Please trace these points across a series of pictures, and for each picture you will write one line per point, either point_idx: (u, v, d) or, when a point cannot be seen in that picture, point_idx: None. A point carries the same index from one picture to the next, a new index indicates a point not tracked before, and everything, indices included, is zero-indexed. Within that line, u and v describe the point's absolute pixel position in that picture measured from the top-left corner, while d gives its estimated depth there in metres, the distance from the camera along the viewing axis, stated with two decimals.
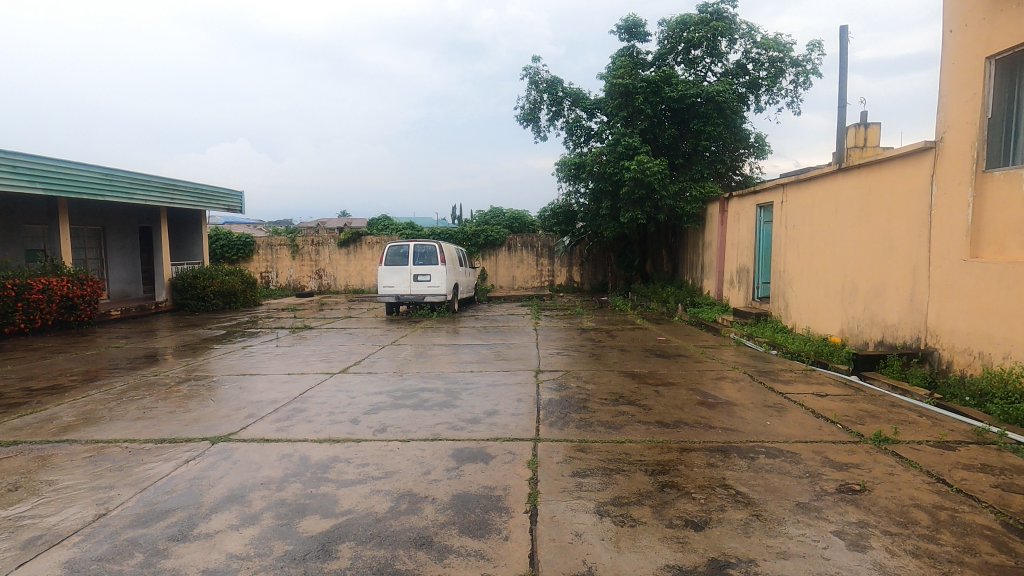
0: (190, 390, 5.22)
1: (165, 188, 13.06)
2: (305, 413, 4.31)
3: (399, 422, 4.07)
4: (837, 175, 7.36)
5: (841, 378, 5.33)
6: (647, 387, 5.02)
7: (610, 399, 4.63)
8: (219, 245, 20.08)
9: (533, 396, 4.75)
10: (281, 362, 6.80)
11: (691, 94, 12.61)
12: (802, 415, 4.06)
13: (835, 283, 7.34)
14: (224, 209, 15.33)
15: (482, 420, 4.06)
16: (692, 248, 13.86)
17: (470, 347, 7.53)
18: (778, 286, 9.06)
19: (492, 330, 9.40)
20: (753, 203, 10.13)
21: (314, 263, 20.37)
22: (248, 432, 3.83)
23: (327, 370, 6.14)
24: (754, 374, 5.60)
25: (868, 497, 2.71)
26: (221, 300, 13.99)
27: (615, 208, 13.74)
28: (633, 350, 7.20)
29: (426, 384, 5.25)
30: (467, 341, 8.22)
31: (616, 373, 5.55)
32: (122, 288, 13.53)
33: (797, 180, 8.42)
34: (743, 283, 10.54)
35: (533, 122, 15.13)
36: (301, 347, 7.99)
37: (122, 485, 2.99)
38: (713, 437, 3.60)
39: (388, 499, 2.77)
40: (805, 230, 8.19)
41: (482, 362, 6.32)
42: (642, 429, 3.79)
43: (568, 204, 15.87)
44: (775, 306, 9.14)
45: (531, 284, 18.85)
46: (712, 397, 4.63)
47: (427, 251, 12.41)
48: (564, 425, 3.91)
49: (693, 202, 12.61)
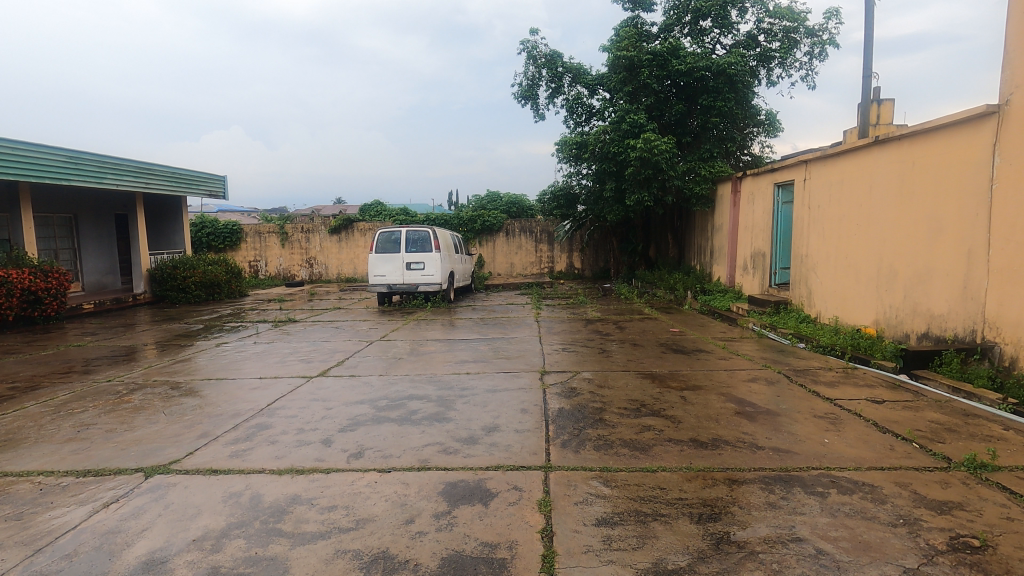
0: (141, 399, 4.52)
1: (138, 172, 12.25)
2: (269, 430, 3.62)
3: (380, 443, 3.37)
4: (871, 148, 6.64)
5: (890, 379, 4.66)
6: (671, 392, 4.33)
7: (631, 408, 3.95)
8: (204, 233, 19.30)
9: (540, 406, 4.07)
10: (256, 362, 6.10)
11: (700, 66, 11.79)
12: (864, 429, 3.38)
13: (868, 269, 6.65)
14: (205, 194, 14.52)
15: (480, 439, 3.38)
16: (700, 231, 13.14)
17: (468, 343, 6.84)
18: (799, 272, 8.37)
19: (490, 322, 8.72)
20: (770, 182, 9.40)
21: (305, 251, 19.61)
22: (195, 460, 3.14)
23: (305, 372, 5.44)
24: (788, 372, 4.93)
25: (995, 557, 2.04)
26: (203, 291, 13.27)
27: (619, 189, 13.00)
28: (647, 344, 6.51)
29: (415, 390, 4.55)
30: (464, 335, 7.53)
31: (633, 374, 4.87)
32: (98, 279, 12.79)
33: (822, 156, 7.68)
34: (758, 269, 9.85)
35: (531, 100, 14.29)
36: (281, 344, 7.29)
37: (10, 545, 2.29)
38: (765, 464, 2.92)
39: (357, 565, 2.09)
40: (831, 211, 7.47)
41: (479, 361, 5.62)
42: (675, 451, 3.11)
43: (568, 186, 15.08)
44: (796, 293, 8.45)
45: (530, 270, 18.13)
46: (750, 405, 3.95)
47: (421, 237, 11.68)
48: (579, 446, 3.23)
49: (702, 182, 11.90)
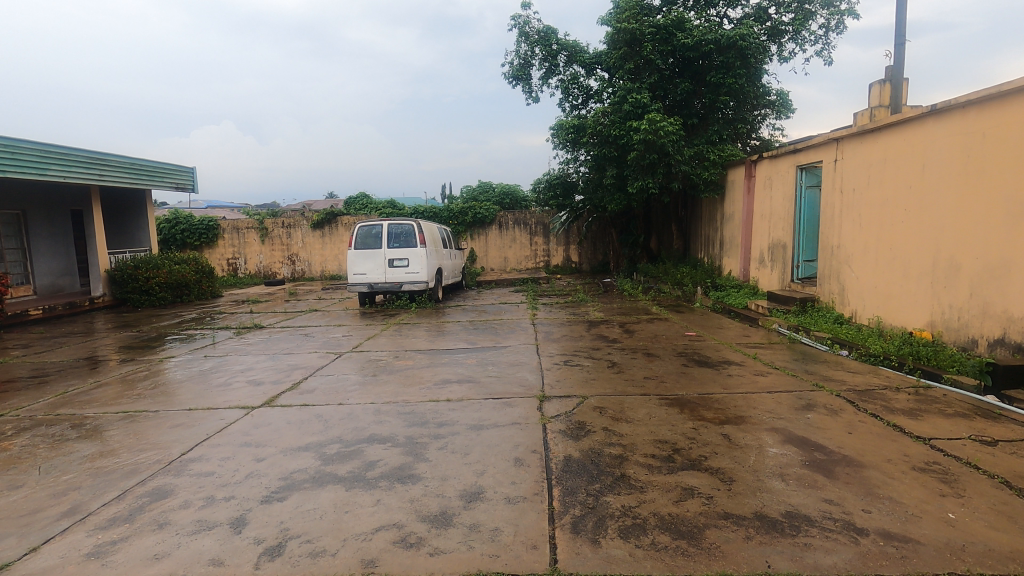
0: (22, 446, 3.49)
1: (90, 163, 11.10)
2: (164, 504, 2.61)
3: (312, 527, 2.36)
4: (926, 119, 5.64)
5: (981, 403, 3.71)
6: (709, 430, 3.34)
7: (661, 457, 2.95)
8: (179, 230, 18.17)
9: (540, 452, 3.08)
10: (195, 383, 5.07)
11: (707, 40, 10.73)
12: (997, 494, 2.41)
13: (921, 261, 5.69)
14: (172, 187, 13.41)
15: (457, 518, 2.38)
16: (708, 222, 12.16)
17: (452, 355, 5.82)
18: (829, 265, 7.40)
19: (481, 327, 7.71)
20: (792, 164, 8.41)
21: (286, 247, 18.53)
22: (33, 565, 2.13)
23: (249, 398, 4.42)
24: (847, 393, 3.96)
25: None
26: (169, 293, 12.21)
27: (620, 176, 12.00)
28: (664, 354, 5.50)
29: (379, 428, 3.54)
30: (449, 344, 6.53)
31: (654, 401, 3.87)
32: (52, 281, 11.72)
33: (858, 131, 6.68)
34: (778, 262, 8.88)
35: (524, 80, 13.23)
36: (235, 358, 6.25)
37: None
38: (882, 569, 1.93)
39: None
40: (870, 195, 6.51)
41: (464, 382, 4.63)
42: (741, 542, 2.11)
43: (565, 173, 14.07)
44: (826, 289, 7.47)
45: (524, 265, 17.12)
46: (819, 450, 2.97)
47: (404, 231, 10.64)
48: (598, 530, 2.24)
49: (711, 167, 10.90)
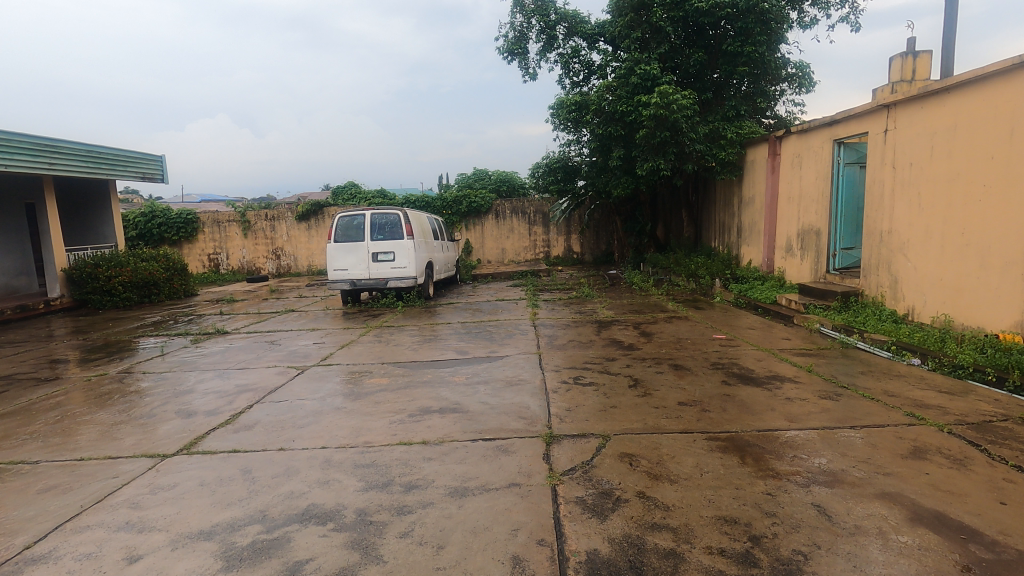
0: None
1: (39, 151, 10.02)
2: None
3: None
4: (1014, 74, 4.60)
5: None
6: (792, 496, 2.32)
7: (736, 557, 1.92)
8: (155, 224, 17.09)
9: (550, 544, 2.06)
10: (112, 413, 4.04)
11: (725, 3, 9.60)
12: None
13: (1007, 248, 4.67)
14: (138, 177, 12.35)
15: None
16: (723, 207, 11.12)
17: (437, 370, 4.78)
18: (877, 253, 6.37)
19: (474, 330, 6.69)
20: (828, 138, 7.35)
21: (270, 241, 17.49)
22: None
23: (166, 439, 3.39)
24: (959, 427, 2.95)
25: None
26: (135, 293, 11.14)
27: (627, 158, 10.93)
28: (696, 368, 4.48)
29: (322, 496, 2.52)
30: (436, 354, 5.52)
31: (701, 444, 2.85)
32: (5, 281, 10.69)
33: (917, 96, 5.65)
34: (809, 250, 7.85)
35: (520, 55, 12.11)
36: (178, 375, 5.21)
37: None
38: None
39: None
40: (934, 170, 5.48)
41: (449, 413, 3.60)
42: None
43: (565, 156, 13.04)
44: (873, 281, 6.44)
45: (523, 256, 16.07)
46: (972, 541, 1.95)
47: (390, 221, 9.60)
48: None
49: (729, 146, 9.84)
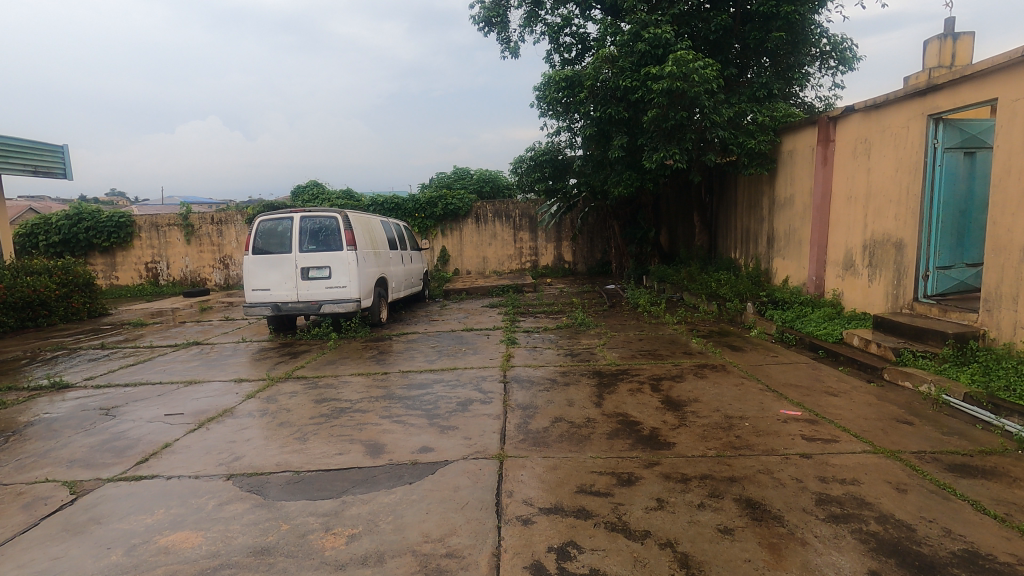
0: None
1: None
2: None
3: None
4: None
5: None
6: None
7: None
8: (83, 228, 14.75)
9: None
10: None
11: None
12: None
13: None
14: (27, 170, 9.95)
15: None
16: (746, 210, 9.05)
17: (305, 510, 2.57)
18: (1016, 277, 4.24)
19: (414, 393, 4.48)
20: (919, 113, 5.25)
21: (217, 248, 15.21)
22: None
23: None
24: None
25: None
26: (12, 316, 8.83)
27: (629, 149, 8.79)
28: (793, 518, 2.32)
29: None
30: (334, 451, 3.31)
31: None
32: None
33: None
34: (883, 268, 5.76)
35: (499, 25, 9.96)
36: None
37: None
38: None
39: None
40: None
41: None
42: None
43: (554, 149, 10.94)
44: (1009, 319, 4.31)
45: (507, 267, 13.89)
46: None
47: (325, 227, 7.42)
48: None
49: (759, 132, 7.72)
